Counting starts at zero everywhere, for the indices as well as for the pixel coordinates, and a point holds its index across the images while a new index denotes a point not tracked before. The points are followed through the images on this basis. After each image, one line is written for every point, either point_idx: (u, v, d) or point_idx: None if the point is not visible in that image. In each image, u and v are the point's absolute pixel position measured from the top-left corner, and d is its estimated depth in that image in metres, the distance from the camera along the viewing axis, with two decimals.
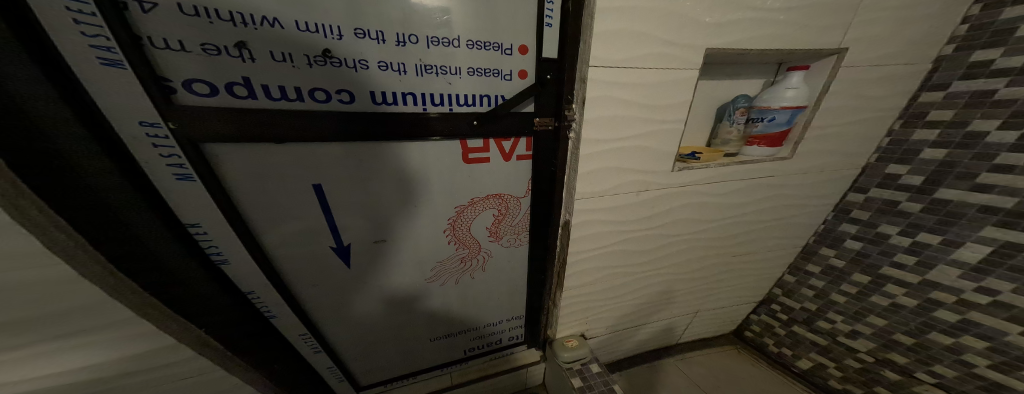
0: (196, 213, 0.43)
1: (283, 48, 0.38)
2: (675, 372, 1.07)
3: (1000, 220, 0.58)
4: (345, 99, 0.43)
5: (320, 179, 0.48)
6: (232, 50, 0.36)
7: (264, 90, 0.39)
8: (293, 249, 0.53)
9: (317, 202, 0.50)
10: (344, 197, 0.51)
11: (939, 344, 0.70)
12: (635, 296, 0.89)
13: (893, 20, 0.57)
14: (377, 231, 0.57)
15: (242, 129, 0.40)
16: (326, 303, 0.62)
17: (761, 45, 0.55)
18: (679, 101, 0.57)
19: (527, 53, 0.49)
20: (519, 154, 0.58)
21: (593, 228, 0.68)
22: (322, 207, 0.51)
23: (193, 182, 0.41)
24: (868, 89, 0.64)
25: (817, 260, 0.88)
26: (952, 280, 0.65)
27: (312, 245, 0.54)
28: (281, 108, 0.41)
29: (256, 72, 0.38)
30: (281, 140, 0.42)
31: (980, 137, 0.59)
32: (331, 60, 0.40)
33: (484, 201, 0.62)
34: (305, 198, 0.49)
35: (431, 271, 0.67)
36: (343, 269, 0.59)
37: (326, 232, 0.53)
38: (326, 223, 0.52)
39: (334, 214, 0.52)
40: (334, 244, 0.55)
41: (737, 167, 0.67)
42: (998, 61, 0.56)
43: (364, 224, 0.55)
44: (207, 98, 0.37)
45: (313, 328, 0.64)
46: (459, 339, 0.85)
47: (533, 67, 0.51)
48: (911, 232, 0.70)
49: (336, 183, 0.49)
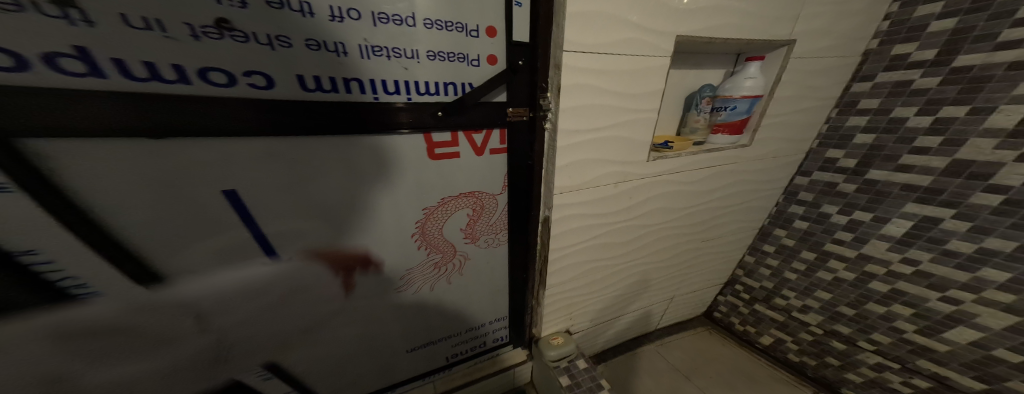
0: (28, 237, 0.33)
1: (146, 12, 0.28)
2: (655, 357, 1.11)
3: (919, 197, 0.66)
4: (260, 84, 0.35)
5: (238, 183, 0.39)
6: (49, 8, 0.26)
7: (120, 67, 0.29)
8: (212, 271, 0.43)
9: (238, 213, 0.41)
10: (280, 204, 0.42)
11: (875, 313, 0.78)
12: (614, 288, 0.89)
13: (831, 14, 0.61)
14: (326, 240, 0.48)
15: (90, 119, 0.30)
16: (273, 329, 0.53)
17: (724, 34, 0.56)
18: (654, 89, 0.57)
19: (495, 36, 0.45)
20: (493, 148, 0.54)
21: (574, 223, 0.66)
22: (246, 218, 0.41)
23: (14, 194, 0.31)
24: (811, 80, 0.69)
25: (771, 241, 0.96)
26: (882, 253, 0.73)
27: (239, 265, 0.44)
28: (154, 92, 0.31)
29: (102, 42, 0.28)
30: (162, 132, 0.33)
31: (902, 122, 0.66)
32: (232, 33, 0.32)
33: (456, 200, 0.56)
34: (218, 208, 0.39)
35: (401, 279, 0.60)
36: (288, 288, 0.50)
37: (258, 246, 0.44)
38: (256, 236, 0.43)
39: (264, 225, 0.43)
40: (269, 260, 0.46)
41: (705, 155, 0.70)
42: (913, 54, 0.63)
43: (308, 234, 0.47)
44: (9, 73, 0.26)
45: (259, 358, 0.55)
46: (440, 347, 0.79)
47: (503, 52, 0.46)
48: (848, 211, 0.77)
49: (267, 187, 0.41)
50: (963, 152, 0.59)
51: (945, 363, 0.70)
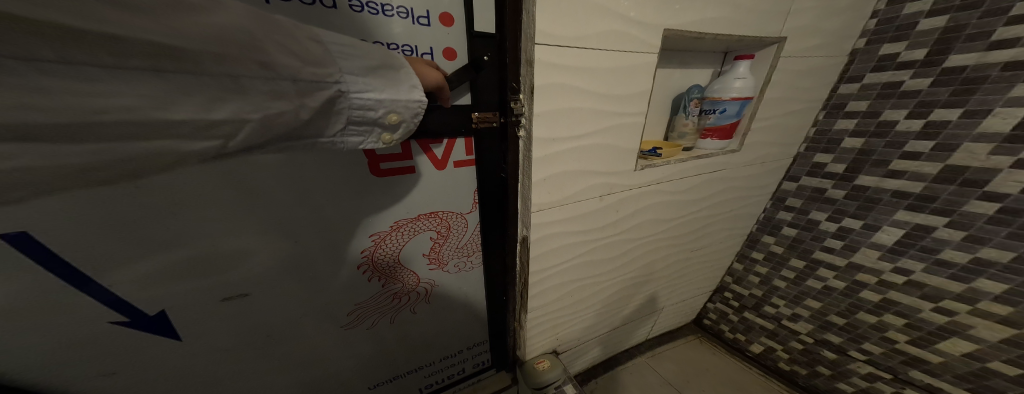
0: None
1: None
2: (646, 371, 1.05)
3: (910, 204, 0.63)
4: None
5: (30, 223, 0.27)
6: None
7: None
8: (22, 336, 0.32)
9: (44, 265, 0.29)
10: (128, 247, 0.32)
11: (866, 323, 0.75)
12: (601, 305, 0.82)
13: (822, 10, 0.57)
14: (229, 282, 0.39)
15: None
16: (173, 388, 0.43)
17: (715, 29, 0.50)
18: (640, 91, 0.50)
19: (451, 25, 0.37)
20: (457, 159, 0.45)
21: (556, 242, 0.58)
22: (60, 271, 0.30)
23: None
24: (800, 81, 0.65)
25: (760, 247, 0.93)
26: (873, 262, 0.71)
27: (71, 327, 0.33)
28: None
29: None
30: None
31: (892, 125, 0.63)
32: None
33: (415, 222, 0.47)
34: (7, 261, 0.28)
35: (350, 316, 0.51)
36: (176, 345, 0.40)
37: (103, 304, 0.33)
38: (86, 290, 0.32)
39: (105, 282, 0.32)
40: (122, 317, 0.35)
41: (695, 162, 0.64)
42: (902, 54, 0.60)
43: (196, 277, 0.36)
44: None
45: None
46: (409, 380, 0.68)
47: (462, 45, 0.39)
48: (837, 218, 0.74)
49: (104, 228, 0.30)
50: (956, 157, 0.57)
51: (938, 375, 0.68)
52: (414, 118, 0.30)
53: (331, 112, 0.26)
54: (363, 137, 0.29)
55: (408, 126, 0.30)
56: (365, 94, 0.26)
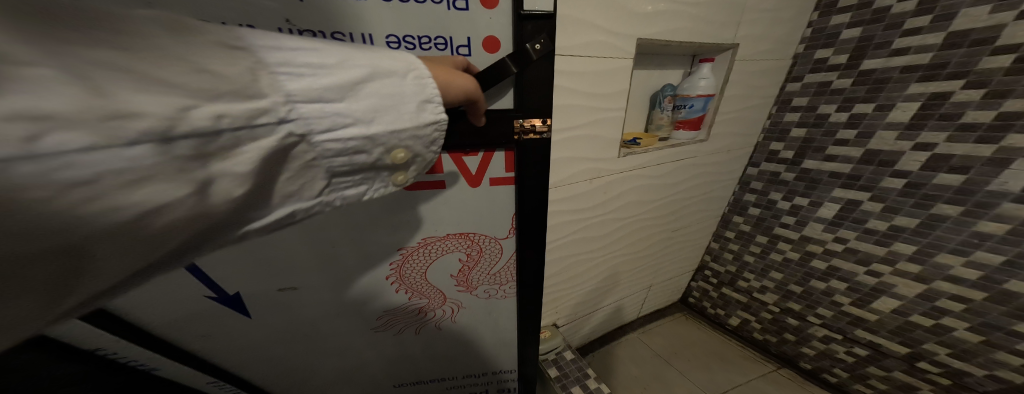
0: None
1: None
2: (638, 345, 1.16)
3: (844, 183, 0.76)
4: None
5: None
6: None
7: None
8: (177, 320, 0.45)
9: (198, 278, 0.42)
10: (231, 253, 0.42)
11: (818, 289, 0.88)
12: (595, 280, 0.92)
13: (767, 21, 0.69)
14: (286, 278, 0.47)
15: None
16: (247, 351, 0.53)
17: (680, 37, 0.61)
18: (620, 90, 0.60)
19: (494, 8, 0.39)
20: (495, 176, 0.50)
21: (555, 220, 0.68)
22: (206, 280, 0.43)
23: None
24: (755, 80, 0.77)
25: (730, 227, 1.06)
26: (818, 233, 0.84)
27: (200, 315, 0.45)
28: None
29: None
30: None
31: (825, 118, 0.76)
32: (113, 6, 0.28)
33: (443, 241, 0.54)
34: None
35: (379, 321, 0.58)
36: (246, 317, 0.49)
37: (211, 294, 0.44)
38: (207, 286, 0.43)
39: (226, 286, 0.44)
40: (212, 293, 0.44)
41: (670, 149, 0.75)
42: (831, 58, 0.73)
43: (264, 274, 0.45)
44: None
45: (230, 378, 0.55)
46: (432, 387, 0.77)
47: (507, 33, 0.42)
48: (789, 197, 0.88)
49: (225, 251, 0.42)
50: (873, 143, 0.70)
51: (877, 331, 0.81)
52: (427, 147, 0.30)
53: (274, 160, 0.22)
54: (359, 189, 0.28)
55: (423, 157, 0.30)
56: (338, 133, 0.23)
